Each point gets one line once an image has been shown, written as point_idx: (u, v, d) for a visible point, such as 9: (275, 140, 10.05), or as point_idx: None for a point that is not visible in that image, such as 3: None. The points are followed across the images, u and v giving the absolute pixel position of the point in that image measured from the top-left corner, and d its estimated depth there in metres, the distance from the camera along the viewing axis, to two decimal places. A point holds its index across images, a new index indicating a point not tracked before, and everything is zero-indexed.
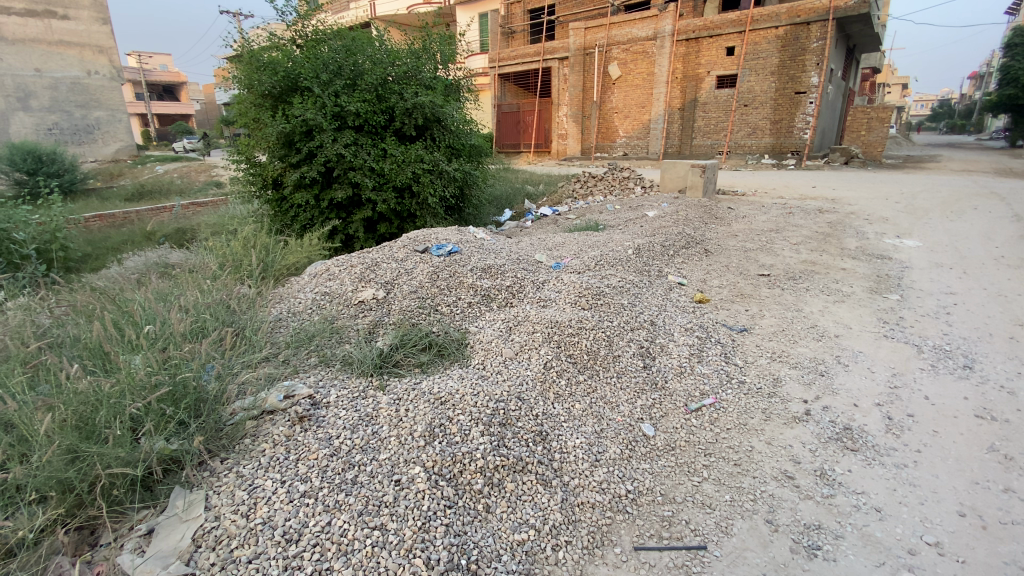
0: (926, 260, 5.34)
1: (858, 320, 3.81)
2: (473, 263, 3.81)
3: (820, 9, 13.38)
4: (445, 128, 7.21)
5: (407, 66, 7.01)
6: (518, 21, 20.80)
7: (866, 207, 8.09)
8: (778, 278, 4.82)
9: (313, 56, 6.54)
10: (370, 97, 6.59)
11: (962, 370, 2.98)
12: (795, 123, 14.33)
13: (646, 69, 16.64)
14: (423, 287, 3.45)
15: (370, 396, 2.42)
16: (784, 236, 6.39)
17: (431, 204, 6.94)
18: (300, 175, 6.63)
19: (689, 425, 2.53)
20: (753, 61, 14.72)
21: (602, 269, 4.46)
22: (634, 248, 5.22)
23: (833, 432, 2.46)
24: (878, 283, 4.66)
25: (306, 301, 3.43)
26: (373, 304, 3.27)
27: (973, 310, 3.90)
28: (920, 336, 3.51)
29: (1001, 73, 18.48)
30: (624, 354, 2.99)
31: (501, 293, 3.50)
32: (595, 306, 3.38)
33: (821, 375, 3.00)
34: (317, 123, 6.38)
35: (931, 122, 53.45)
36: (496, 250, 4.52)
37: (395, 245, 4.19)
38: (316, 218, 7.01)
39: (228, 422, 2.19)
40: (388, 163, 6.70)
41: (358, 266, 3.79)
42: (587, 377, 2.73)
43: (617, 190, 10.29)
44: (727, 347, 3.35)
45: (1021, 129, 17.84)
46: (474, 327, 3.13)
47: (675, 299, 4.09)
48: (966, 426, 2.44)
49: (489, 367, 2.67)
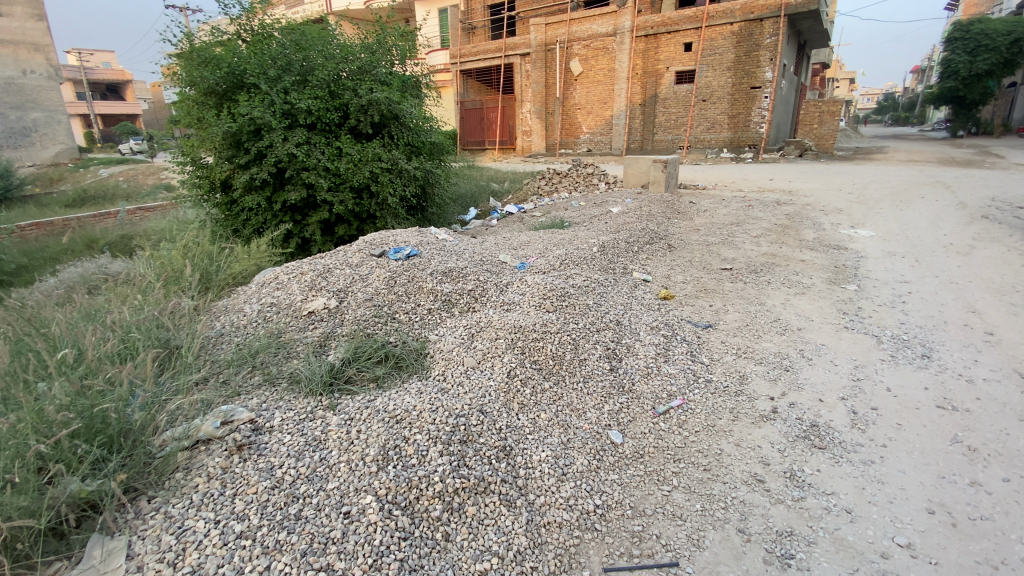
0: (880, 250, 5.47)
1: (819, 312, 3.84)
2: (432, 267, 3.64)
3: (772, 6, 13.73)
4: (403, 124, 6.97)
5: (361, 62, 6.74)
6: (480, 17, 20.82)
7: (821, 198, 8.32)
8: (741, 272, 4.84)
9: (259, 51, 6.20)
10: (322, 93, 6.31)
11: (920, 360, 3.03)
12: (751, 117, 14.68)
13: (607, 65, 16.71)
14: (379, 293, 3.26)
15: (318, 417, 2.24)
16: (744, 229, 6.47)
17: (391, 204, 6.70)
18: (250, 177, 6.28)
19: (657, 430, 2.45)
20: (710, 57, 14.97)
21: (566, 268, 4.37)
22: (599, 245, 5.15)
23: (801, 430, 2.43)
24: (836, 274, 4.74)
25: (251, 314, 3.19)
26: (325, 314, 3.07)
27: (927, 299, 4.00)
28: (878, 326, 3.56)
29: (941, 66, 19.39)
30: (590, 357, 2.89)
31: (462, 298, 3.35)
32: (560, 308, 3.28)
33: (786, 371, 2.98)
34: (266, 122, 6.06)
35: (876, 114, 56.20)
36: (458, 251, 4.37)
37: (351, 250, 3.98)
38: (269, 221, 6.67)
39: (158, 455, 1.97)
40: (343, 162, 6.43)
41: (309, 273, 3.57)
42: (553, 384, 2.61)
43: (581, 186, 10.27)
44: (693, 345, 3.30)
45: (960, 121, 19.49)
46: (434, 335, 2.97)
47: (641, 296, 4.04)
48: (929, 418, 2.48)
49: (449, 379, 2.52)
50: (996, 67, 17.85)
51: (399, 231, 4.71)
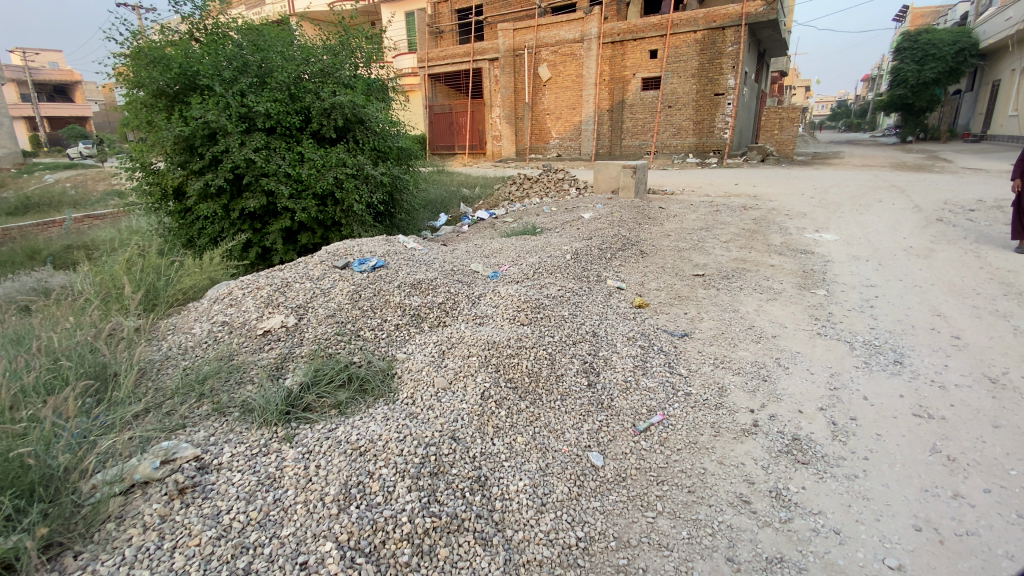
0: (845, 253, 5.58)
1: (791, 318, 3.84)
2: (400, 279, 3.46)
3: (734, 15, 14.06)
4: (369, 129, 6.73)
5: (323, 64, 6.48)
6: (447, 21, 20.67)
7: (785, 203, 8.49)
8: (713, 278, 4.83)
9: (212, 51, 5.88)
10: (282, 96, 6.02)
11: (894, 366, 3.04)
12: (715, 123, 15.00)
13: (575, 71, 16.79)
14: (343, 310, 3.07)
15: (273, 452, 2.05)
16: (714, 234, 6.51)
17: (357, 212, 6.45)
18: (205, 183, 5.95)
19: (638, 449, 2.34)
20: (675, 64, 15.22)
21: (539, 277, 4.25)
22: (572, 253, 5.06)
23: (783, 444, 2.37)
24: (806, 279, 4.79)
25: (201, 335, 2.94)
26: (283, 333, 2.86)
27: (894, 303, 4.06)
28: (850, 331, 3.58)
29: (891, 75, 20.30)
30: (566, 372, 2.76)
31: (432, 311, 3.17)
32: (534, 320, 3.14)
33: (764, 381, 2.94)
34: (221, 126, 5.74)
35: (831, 120, 58.60)
36: (427, 261, 4.19)
37: (312, 262, 3.75)
38: (226, 230, 6.34)
39: (87, 502, 1.74)
40: (305, 168, 6.15)
41: (265, 288, 3.33)
42: (529, 403, 2.47)
43: (552, 191, 10.21)
44: (671, 355, 3.23)
45: (908, 127, 20.42)
46: (402, 353, 2.79)
47: (616, 305, 3.96)
48: (906, 427, 2.46)
49: (418, 403, 2.36)
50: (942, 76, 18.82)
51: (365, 241, 4.50)
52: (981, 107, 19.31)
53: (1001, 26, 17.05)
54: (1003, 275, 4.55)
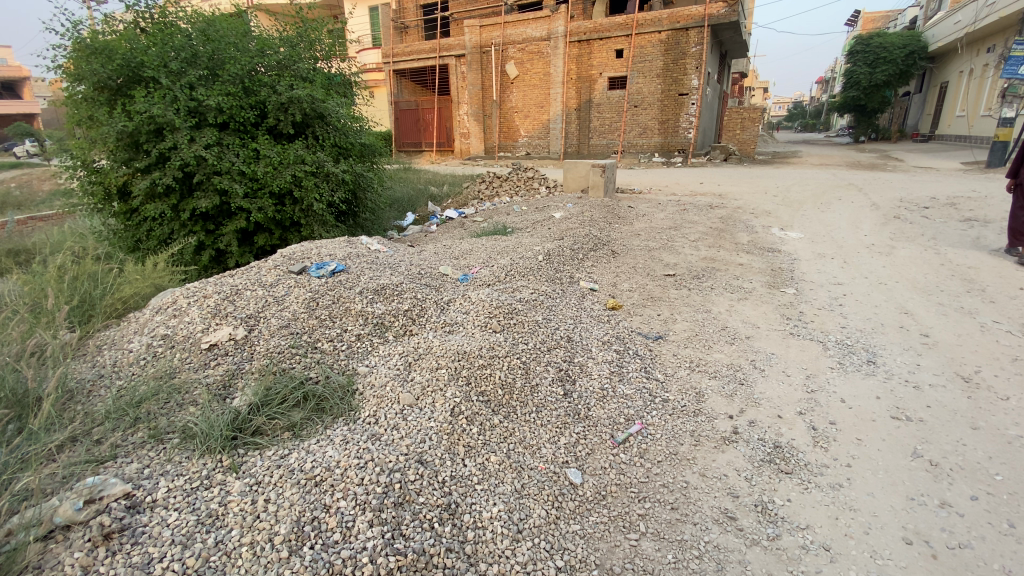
0: (811, 251, 5.66)
1: (764, 318, 3.82)
2: (362, 284, 3.23)
3: (697, 16, 14.23)
4: (329, 124, 6.42)
5: (278, 55, 6.13)
6: (412, 17, 20.27)
7: (750, 201, 8.62)
8: (685, 278, 4.79)
9: (156, 40, 5.46)
10: (235, 90, 5.66)
11: (867, 366, 3.03)
12: (680, 122, 15.21)
13: (543, 69, 16.71)
14: (299, 320, 2.84)
15: (216, 486, 1.83)
16: (683, 233, 6.51)
17: (317, 211, 6.14)
18: (151, 182, 5.52)
19: (618, 463, 2.22)
20: (641, 64, 15.33)
21: (511, 280, 4.10)
22: (544, 254, 4.93)
23: (765, 453, 2.30)
24: (775, 277, 4.81)
25: (138, 351, 2.66)
26: (231, 347, 2.61)
27: (862, 301, 4.11)
28: (822, 331, 3.57)
29: (846, 77, 21.08)
30: (541, 382, 2.62)
31: (397, 319, 2.96)
32: (506, 327, 2.98)
33: (742, 384, 2.87)
34: (167, 120, 5.34)
35: (788, 121, 60.74)
36: (392, 264, 3.97)
37: (266, 268, 3.48)
38: (176, 232, 5.92)
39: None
40: (261, 165, 5.80)
41: (212, 296, 3.06)
42: (503, 418, 2.31)
43: (522, 190, 10.09)
44: (647, 359, 3.13)
45: (861, 127, 21.27)
46: (363, 366, 2.59)
47: (589, 308, 3.85)
48: (885, 431, 2.43)
49: (382, 422, 2.18)
50: (892, 78, 19.65)
51: (326, 244, 4.24)
52: (929, 108, 20.25)
53: (949, 30, 17.83)
54: (963, 272, 4.69)
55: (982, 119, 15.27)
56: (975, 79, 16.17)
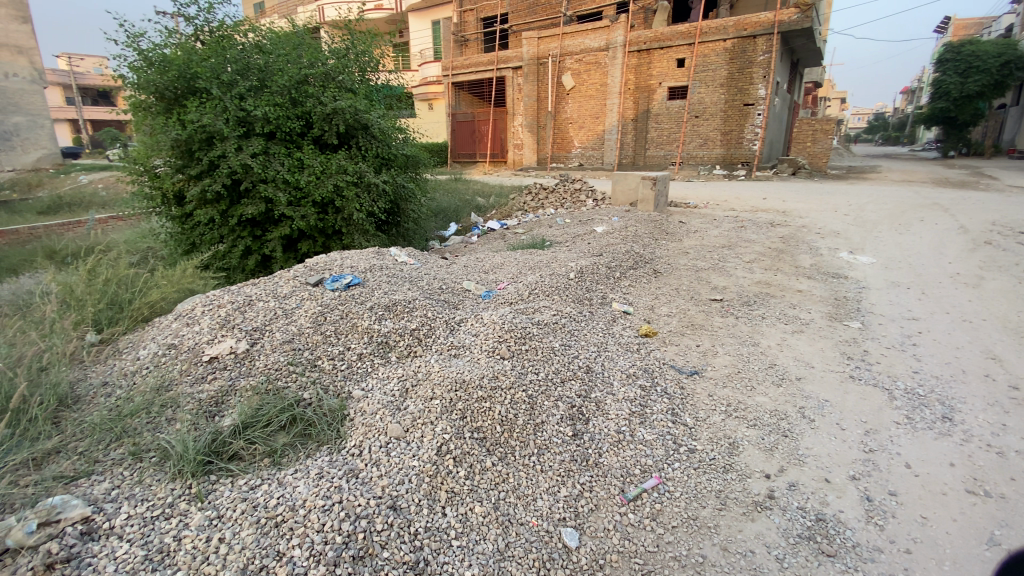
0: (882, 279, 5.03)
1: (819, 356, 3.36)
2: (373, 299, 3.11)
3: (765, 22, 13.51)
4: (372, 135, 6.48)
5: (325, 67, 6.28)
6: (472, 30, 20.61)
7: (816, 219, 7.91)
8: (732, 304, 4.36)
9: (214, 54, 5.74)
10: (282, 100, 5.84)
11: (942, 424, 2.54)
12: (744, 134, 14.38)
13: (599, 80, 16.43)
14: (303, 335, 2.75)
15: (176, 516, 1.72)
16: (735, 253, 6.01)
17: (358, 220, 6.18)
18: (202, 189, 5.78)
19: (623, 525, 1.92)
20: (703, 73, 14.70)
21: (536, 299, 3.86)
22: (577, 271, 4.66)
23: (803, 527, 1.93)
24: (838, 308, 4.27)
25: (144, 360, 2.67)
26: (231, 362, 2.57)
27: (939, 341, 3.54)
28: (889, 375, 3.08)
29: (934, 86, 19.30)
30: (548, 420, 2.36)
31: (402, 339, 2.80)
32: (517, 353, 2.74)
33: (784, 437, 2.48)
34: (218, 130, 5.58)
35: (868, 134, 56.62)
36: (413, 278, 3.85)
37: (285, 279, 3.45)
38: (225, 236, 6.17)
39: None
40: (304, 174, 5.92)
41: (226, 305, 3.07)
42: (497, 460, 2.08)
43: (568, 203, 9.85)
44: (675, 399, 2.79)
45: (951, 140, 19.36)
46: (359, 389, 2.44)
47: (618, 334, 3.55)
48: (959, 509, 1.98)
49: (365, 455, 2.02)
50: (989, 88, 17.78)
51: (351, 254, 4.19)
52: None
53: None
54: None
55: None
56: None
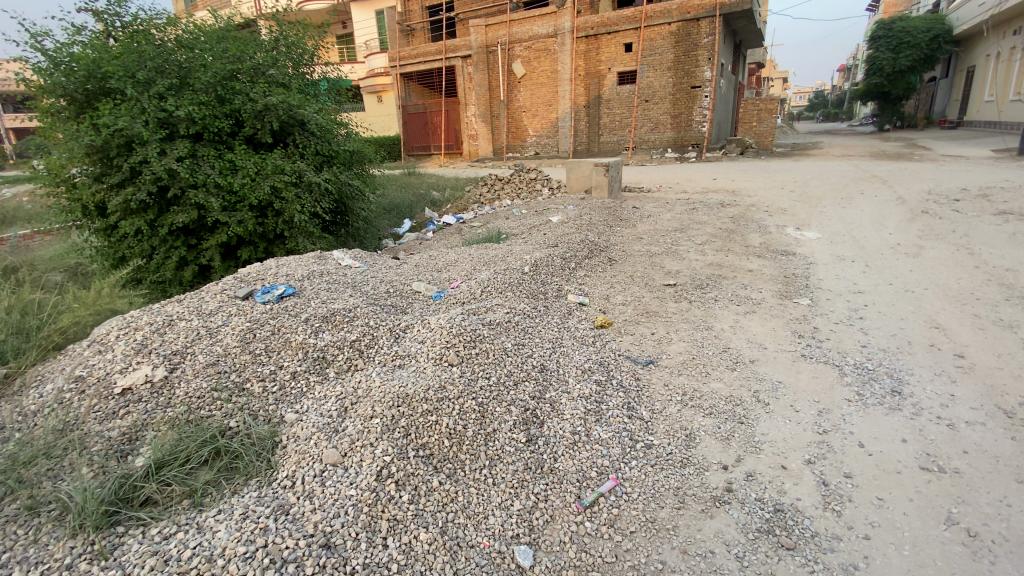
0: (829, 254, 5.15)
1: (772, 336, 3.37)
2: (309, 310, 2.89)
3: (708, 5, 13.69)
4: (310, 131, 6.12)
5: (251, 60, 5.88)
6: (418, 19, 20.03)
7: (764, 197, 8.09)
8: (686, 288, 4.35)
9: (127, 49, 5.25)
10: (207, 98, 5.44)
11: (892, 398, 2.57)
12: (693, 116, 14.62)
13: (550, 67, 16.29)
14: (230, 356, 2.53)
15: None
16: (688, 236, 6.05)
17: (300, 222, 5.83)
18: (125, 198, 5.31)
19: (579, 536, 1.82)
20: (651, 57, 14.79)
21: (489, 298, 3.71)
22: (531, 264, 4.55)
23: (762, 520, 1.88)
24: (787, 286, 4.33)
25: (46, 399, 2.38)
26: (146, 393, 2.33)
27: (885, 313, 3.62)
28: (839, 351, 3.11)
29: (868, 63, 20.14)
30: (500, 428, 2.22)
31: (341, 352, 2.59)
32: (466, 358, 2.57)
33: (740, 423, 2.45)
34: (136, 133, 5.13)
35: (809, 112, 58.89)
36: (357, 283, 3.62)
37: (212, 293, 3.17)
38: (157, 248, 5.73)
39: None
40: (238, 177, 5.55)
41: (144, 328, 2.79)
42: (445, 479, 1.94)
43: (524, 192, 9.74)
44: (632, 392, 2.71)
45: (886, 114, 20.30)
46: (293, 412, 2.25)
47: (573, 327, 3.47)
48: (913, 487, 1.98)
49: (298, 487, 1.86)
50: (917, 63, 18.68)
51: (288, 261, 3.92)
52: (957, 93, 19.15)
53: (973, 11, 16.80)
54: (1001, 275, 4.14)
55: (1011, 104, 14.35)
56: (1003, 63, 15.24)
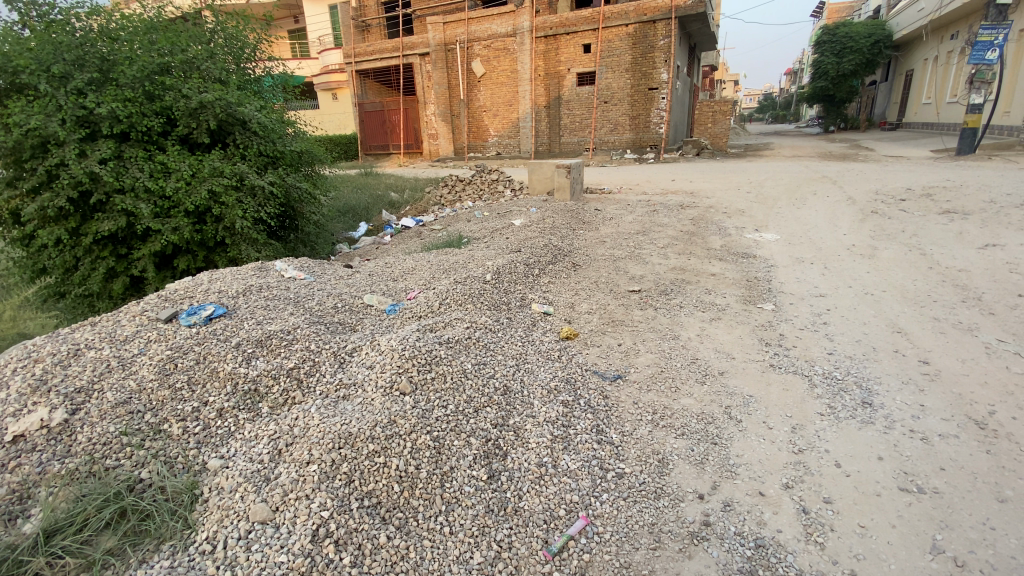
0: (788, 256, 5.18)
1: (739, 345, 3.28)
2: (242, 334, 2.57)
3: (664, 7, 13.84)
4: (252, 130, 5.67)
5: (183, 53, 5.39)
6: (373, 14, 19.43)
7: (722, 198, 8.17)
8: (651, 294, 4.24)
9: (38, 38, 4.69)
10: (134, 95, 4.94)
11: (863, 411, 2.51)
12: (651, 118, 14.78)
13: (509, 66, 16.09)
14: (145, 392, 2.20)
15: None
16: (650, 238, 5.99)
17: (242, 229, 5.37)
18: (40, 205, 4.75)
19: None
20: (609, 58, 14.85)
21: (448, 310, 3.46)
22: (493, 272, 4.34)
23: (744, 559, 1.74)
24: (750, 290, 4.29)
25: None
26: (42, 440, 1.98)
27: (848, 317, 3.61)
28: (807, 360, 3.05)
29: (814, 67, 20.99)
30: (458, 466, 2.00)
31: (277, 383, 2.30)
32: (421, 385, 2.33)
33: (714, 444, 2.32)
34: (51, 133, 4.59)
35: (759, 113, 61.15)
36: (300, 298, 3.31)
37: (129, 316, 2.79)
38: (80, 259, 5.17)
39: None
40: (171, 181, 5.08)
41: (43, 360, 2.40)
42: (395, 532, 1.71)
43: (486, 193, 9.52)
44: (600, 413, 2.54)
45: (831, 116, 21.25)
46: (218, 458, 1.95)
47: (538, 340, 3.28)
48: (895, 511, 1.90)
49: (218, 554, 1.58)
50: (858, 67, 19.59)
51: (222, 275, 3.55)
52: (896, 97, 20.23)
53: (911, 17, 17.70)
54: (954, 276, 4.24)
55: (948, 105, 15.22)
56: (940, 66, 16.14)
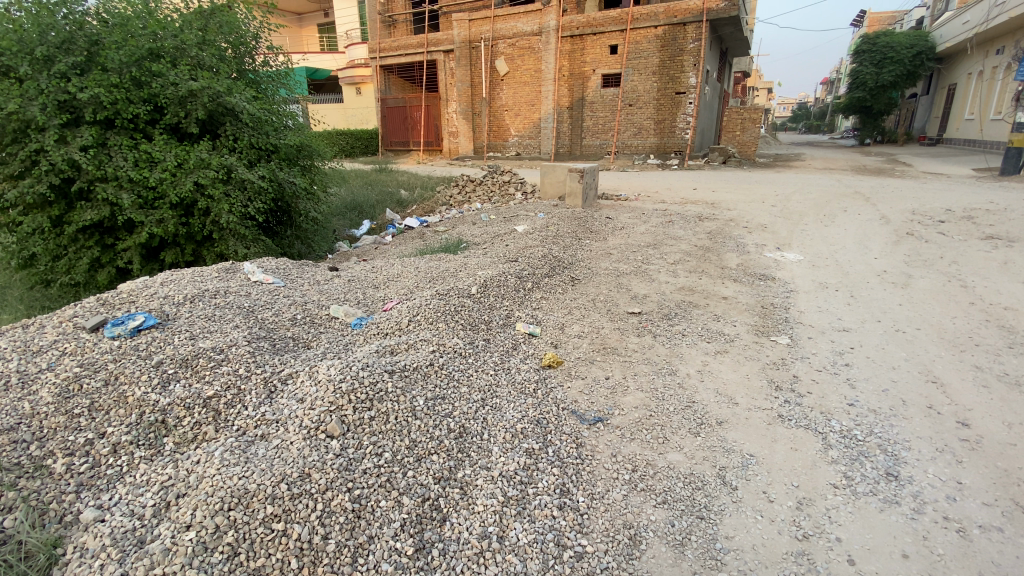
0: (811, 280, 4.70)
1: (744, 387, 2.86)
2: (167, 352, 2.28)
3: (694, 10, 13.31)
4: (242, 121, 5.43)
5: (174, 39, 5.16)
6: (400, 9, 19.26)
7: (745, 211, 7.66)
8: (653, 318, 3.84)
9: (23, 16, 4.51)
10: (120, 80, 4.73)
11: (886, 485, 2.08)
12: (677, 123, 14.23)
13: (533, 65, 15.72)
14: (37, 418, 1.92)
15: None
16: (660, 253, 5.56)
17: (229, 224, 5.11)
18: (21, 191, 4.56)
19: None
20: (636, 60, 14.35)
21: (417, 329, 3.11)
22: (480, 284, 3.98)
23: None
24: (765, 319, 3.84)
25: None
26: None
27: (874, 360, 3.15)
28: (822, 411, 2.61)
29: (852, 76, 20.08)
30: (381, 534, 1.65)
31: (190, 415, 2.00)
32: (355, 426, 2.00)
33: (699, 518, 1.93)
34: (31, 118, 4.40)
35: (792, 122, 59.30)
36: (255, 308, 3.00)
37: (57, 321, 2.53)
38: (65, 249, 4.98)
39: None
40: (155, 171, 4.86)
41: None
42: None
43: (496, 195, 9.20)
44: (570, 466, 2.16)
45: (867, 128, 20.33)
46: (94, 508, 1.64)
47: (515, 368, 2.91)
48: None
49: None
50: (900, 78, 18.64)
51: (180, 278, 3.28)
52: (937, 111, 19.26)
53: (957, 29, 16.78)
54: (1000, 315, 3.72)
55: (992, 122, 14.33)
56: (986, 80, 15.23)
